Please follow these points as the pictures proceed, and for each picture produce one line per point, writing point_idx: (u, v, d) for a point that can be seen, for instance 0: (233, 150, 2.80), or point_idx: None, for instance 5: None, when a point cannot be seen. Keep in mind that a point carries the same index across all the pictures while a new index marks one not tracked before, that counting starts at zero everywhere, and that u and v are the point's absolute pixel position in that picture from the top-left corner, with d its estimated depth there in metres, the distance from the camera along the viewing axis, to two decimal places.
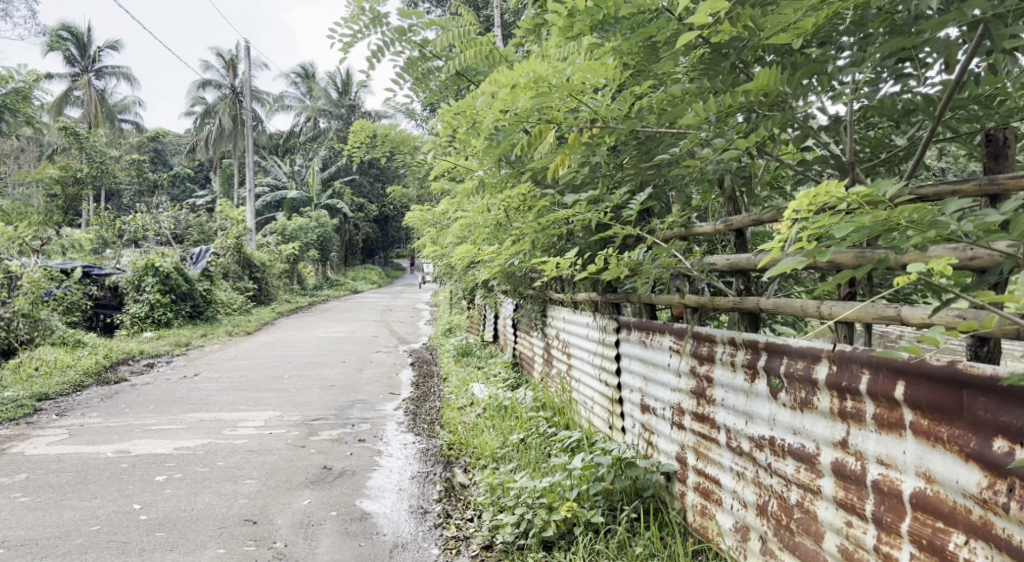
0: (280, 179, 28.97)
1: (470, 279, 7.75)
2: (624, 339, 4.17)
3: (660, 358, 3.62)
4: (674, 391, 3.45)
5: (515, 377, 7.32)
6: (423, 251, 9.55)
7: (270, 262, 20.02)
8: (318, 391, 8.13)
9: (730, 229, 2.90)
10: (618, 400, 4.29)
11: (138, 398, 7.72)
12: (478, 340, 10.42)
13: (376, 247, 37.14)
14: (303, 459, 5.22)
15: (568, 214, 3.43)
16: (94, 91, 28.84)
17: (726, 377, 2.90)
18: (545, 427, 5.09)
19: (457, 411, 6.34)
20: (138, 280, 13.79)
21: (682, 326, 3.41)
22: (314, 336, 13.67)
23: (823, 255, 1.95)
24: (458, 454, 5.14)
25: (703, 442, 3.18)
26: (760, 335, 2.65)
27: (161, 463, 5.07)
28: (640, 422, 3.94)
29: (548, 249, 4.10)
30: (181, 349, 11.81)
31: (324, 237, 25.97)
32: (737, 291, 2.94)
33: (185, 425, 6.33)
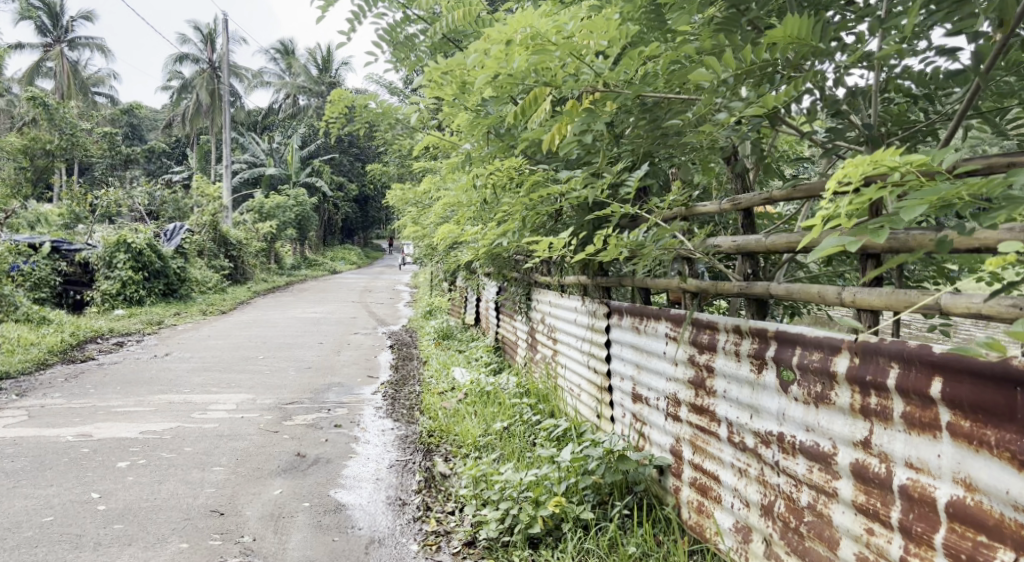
0: (258, 156, 28.45)
1: (452, 260, 7.53)
2: (614, 325, 3.97)
3: (655, 345, 3.42)
4: (669, 381, 3.26)
5: (497, 362, 7.12)
6: (404, 230, 9.31)
7: (246, 241, 19.64)
8: (293, 373, 7.89)
9: (737, 210, 2.69)
10: (607, 388, 4.10)
11: (105, 378, 7.43)
12: (459, 323, 10.21)
13: (354, 227, 36.73)
14: (276, 445, 4.99)
15: (564, 189, 3.20)
16: (67, 62, 28.14)
17: (728, 367, 2.71)
18: (530, 414, 4.90)
19: (438, 396, 6.13)
20: (109, 256, 13.42)
21: (679, 312, 3.21)
22: (291, 316, 13.40)
23: (879, 236, 1.76)
24: (439, 442, 4.93)
25: (700, 435, 2.99)
26: (769, 323, 2.46)
27: (124, 448, 4.82)
28: (630, 411, 3.75)
29: (540, 226, 3.87)
30: (153, 328, 11.50)
31: (301, 216, 25.58)
32: (742, 275, 2.75)
33: (151, 408, 6.06)
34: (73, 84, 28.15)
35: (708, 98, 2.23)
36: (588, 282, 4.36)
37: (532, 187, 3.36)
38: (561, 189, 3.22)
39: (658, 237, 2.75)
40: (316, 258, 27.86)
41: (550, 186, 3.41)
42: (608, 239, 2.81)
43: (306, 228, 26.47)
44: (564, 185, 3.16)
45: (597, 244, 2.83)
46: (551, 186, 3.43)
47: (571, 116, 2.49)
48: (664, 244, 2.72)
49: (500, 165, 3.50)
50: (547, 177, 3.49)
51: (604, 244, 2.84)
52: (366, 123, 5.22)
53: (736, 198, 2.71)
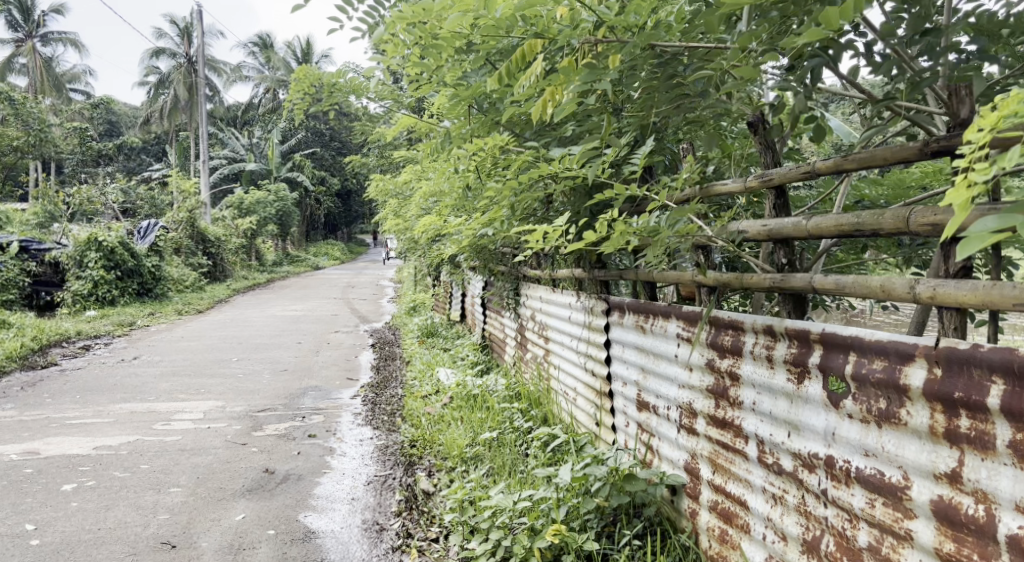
0: (237, 151, 27.77)
1: (436, 253, 7.10)
2: (615, 324, 3.55)
3: (664, 346, 3.01)
4: (682, 388, 2.85)
5: (485, 361, 6.71)
6: (386, 224, 8.84)
7: (225, 237, 19.05)
8: (268, 376, 7.42)
9: (769, 188, 2.27)
10: (607, 393, 3.69)
11: (64, 386, 6.94)
12: (443, 320, 9.77)
13: (337, 222, 36.15)
14: (243, 460, 4.54)
15: (550, 169, 2.74)
16: (39, 57, 27.43)
17: (758, 374, 2.31)
18: (521, 422, 4.49)
19: (421, 400, 5.70)
20: (80, 255, 12.87)
21: (693, 309, 2.81)
22: (270, 314, 12.91)
23: None
24: (422, 454, 4.49)
25: (721, 453, 2.58)
26: (812, 324, 2.06)
27: (73, 467, 4.35)
28: (635, 420, 3.35)
29: (529, 211, 3.43)
30: (124, 329, 10.99)
31: (282, 211, 25.01)
32: (776, 266, 2.31)
33: (109, 419, 5.59)
34: (46, 79, 27.48)
35: (743, 38, 1.81)
36: (583, 274, 3.94)
37: (517, 166, 2.92)
38: (549, 170, 2.77)
39: (674, 220, 2.31)
40: (299, 254, 27.31)
41: (541, 166, 2.96)
42: (608, 228, 2.38)
43: (287, 224, 25.91)
44: (548, 165, 2.71)
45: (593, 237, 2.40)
46: (541, 165, 2.97)
47: (566, 76, 2.07)
48: (683, 230, 2.29)
49: (479, 144, 3.04)
50: (537, 155, 3.03)
51: (604, 234, 2.40)
52: (338, 105, 4.79)
53: (766, 173, 2.29)
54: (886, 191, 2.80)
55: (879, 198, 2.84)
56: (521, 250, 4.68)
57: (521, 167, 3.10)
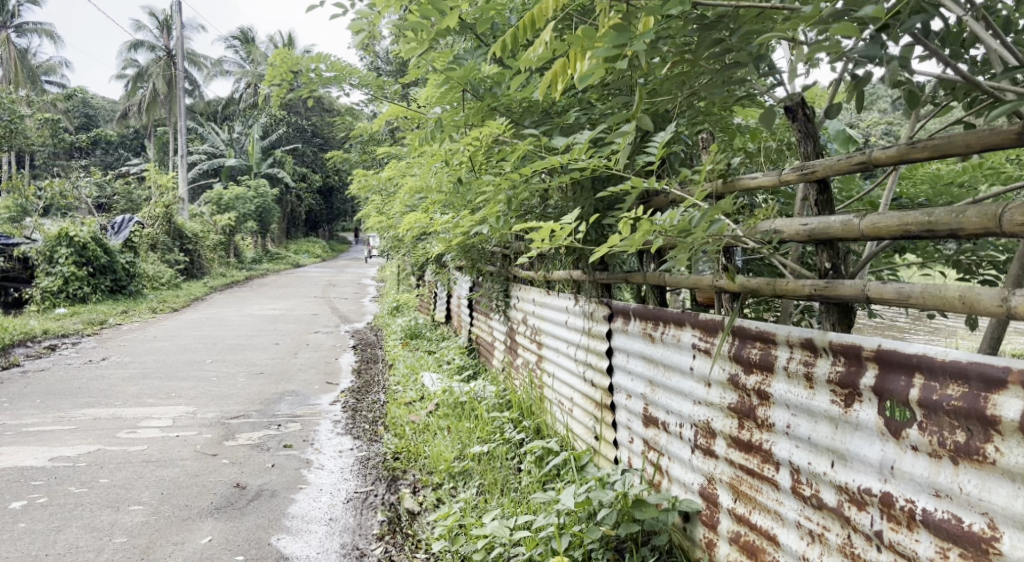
0: (217, 147, 27.24)
1: (421, 252, 6.80)
2: (619, 330, 3.27)
3: (676, 357, 2.73)
4: (697, 405, 2.57)
5: (472, 366, 6.41)
6: (369, 221, 8.51)
7: (202, 234, 18.59)
8: (243, 379, 7.07)
9: (809, 181, 2.03)
10: (608, 406, 3.41)
11: (25, 389, 6.57)
12: (427, 321, 9.42)
13: (319, 219, 35.66)
14: (212, 473, 4.21)
15: (553, 160, 2.47)
16: (13, 48, 26.77)
17: (795, 395, 2.06)
18: (513, 433, 4.22)
19: (405, 407, 5.39)
20: (50, 251, 12.43)
21: (709, 316, 2.53)
22: (248, 313, 12.54)
23: None
24: (406, 468, 4.17)
25: (745, 479, 2.30)
26: (864, 338, 1.86)
27: (25, 481, 4.01)
28: (641, 436, 3.08)
29: (527, 207, 3.16)
30: (94, 328, 10.59)
31: (262, 207, 24.50)
32: (819, 272, 2.05)
33: (70, 426, 5.23)
34: (21, 71, 26.89)
35: None
36: (582, 276, 3.64)
37: (515, 156, 2.64)
38: (551, 161, 2.50)
39: (704, 219, 2.06)
40: (279, 252, 26.81)
41: (542, 157, 2.69)
42: (626, 225, 2.13)
43: (268, 220, 25.40)
44: (551, 155, 2.44)
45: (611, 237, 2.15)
46: (542, 155, 2.70)
47: None
48: (716, 228, 2.03)
49: (473, 131, 2.75)
50: (537, 144, 2.76)
51: (623, 234, 2.15)
52: (318, 95, 4.47)
53: (804, 164, 2.04)
54: (925, 188, 2.59)
55: (917, 196, 2.63)
56: (514, 248, 4.37)
57: (519, 159, 2.83)
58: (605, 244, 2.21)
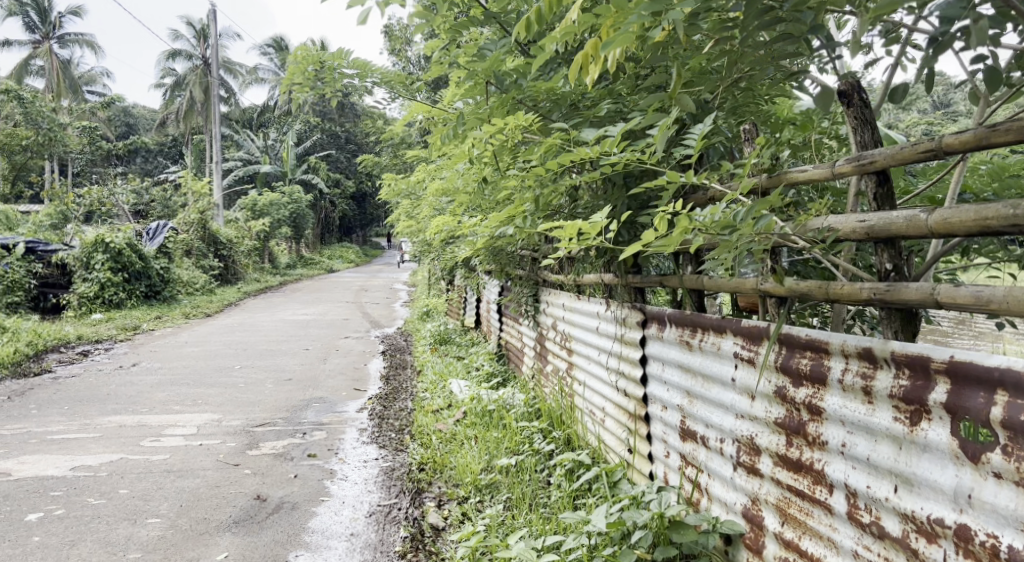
0: (253, 153, 27.43)
1: (449, 256, 6.68)
2: (653, 337, 3.09)
3: (716, 366, 2.54)
4: (739, 420, 2.39)
5: (501, 372, 6.24)
6: (398, 225, 8.41)
7: (237, 239, 18.68)
8: (271, 386, 6.98)
9: (865, 173, 1.88)
10: (642, 418, 3.23)
11: (54, 396, 6.54)
12: (457, 326, 9.26)
13: (352, 224, 35.79)
14: (233, 484, 4.09)
15: (581, 154, 2.31)
16: (56, 59, 27.24)
17: (852, 411, 1.92)
18: (542, 444, 4.05)
19: (432, 415, 5.24)
20: (87, 257, 12.53)
21: (749, 322, 2.35)
22: (280, 318, 12.51)
23: None
24: (431, 480, 4.02)
25: (794, 502, 2.13)
26: (936, 350, 1.74)
27: (44, 492, 3.93)
28: (678, 450, 2.89)
29: (554, 206, 3.00)
30: (128, 333, 10.62)
31: (296, 213, 24.62)
32: (878, 274, 1.88)
33: (94, 434, 5.16)
34: (63, 82, 27.44)
35: None
36: (614, 279, 3.46)
37: (540, 150, 2.47)
38: (579, 156, 2.34)
39: (751, 216, 1.91)
40: (313, 257, 26.92)
41: (570, 152, 2.52)
42: (663, 222, 1.97)
43: (302, 226, 25.51)
44: (580, 149, 2.28)
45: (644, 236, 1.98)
46: (570, 150, 2.53)
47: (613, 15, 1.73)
48: (764, 225, 1.88)
49: (496, 124, 2.58)
50: (565, 138, 2.60)
51: (659, 232, 1.99)
52: (340, 95, 4.34)
53: (860, 155, 1.89)
54: (990, 180, 2.35)
55: (983, 190, 2.39)
56: (543, 252, 4.21)
57: (545, 155, 2.67)
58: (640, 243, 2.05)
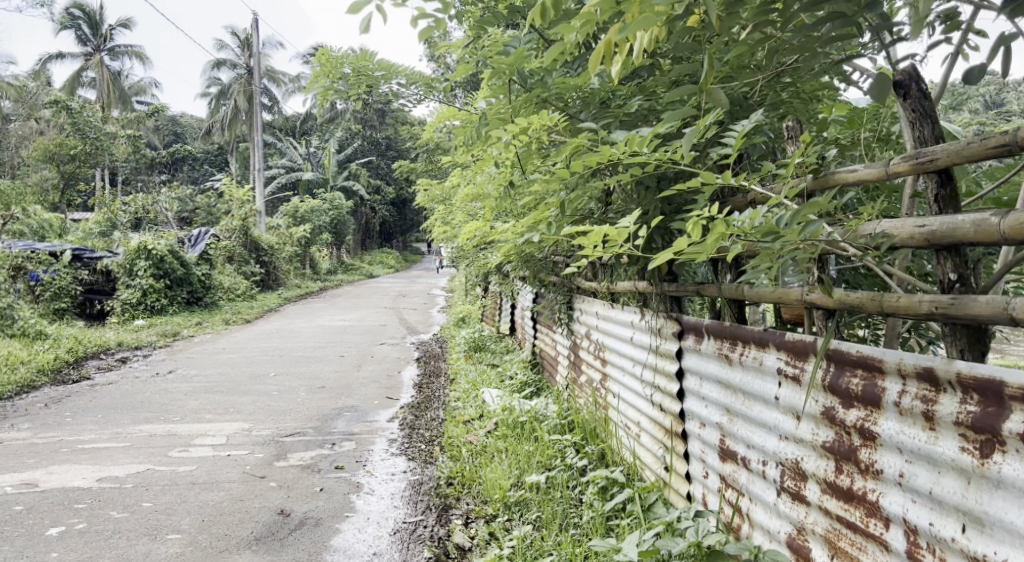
0: (295, 161, 27.68)
1: (483, 262, 6.55)
2: (690, 348, 2.90)
3: (758, 382, 2.36)
4: (782, 442, 2.21)
5: (535, 381, 6.09)
6: (433, 231, 8.30)
7: (278, 245, 18.82)
8: (304, 394, 6.91)
9: (924, 173, 1.68)
10: (679, 435, 3.05)
11: (89, 404, 6.54)
12: (492, 333, 9.13)
13: (392, 230, 35.97)
14: (257, 497, 4.00)
15: (606, 155, 2.15)
16: (107, 70, 27.82)
17: (910, 438, 1.76)
18: (575, 459, 3.89)
19: (463, 426, 5.11)
20: (130, 264, 12.67)
21: (792, 336, 2.18)
22: (318, 324, 12.51)
23: None
24: (458, 495, 3.89)
25: (843, 535, 1.95)
26: (1009, 373, 1.58)
27: (68, 504, 3.88)
28: (718, 472, 2.71)
29: (582, 211, 2.85)
30: (168, 340, 10.69)
31: (337, 220, 24.78)
32: (941, 287, 1.69)
33: (124, 444, 5.11)
34: (112, 92, 28.04)
35: None
36: (648, 287, 3.27)
37: (564, 151, 2.32)
38: (605, 157, 2.18)
39: (796, 220, 1.74)
40: (354, 263, 27.07)
41: (597, 153, 2.36)
42: (696, 229, 1.81)
43: (343, 232, 25.67)
44: (605, 149, 2.12)
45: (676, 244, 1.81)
46: (597, 151, 2.37)
47: None
48: (811, 231, 1.70)
49: (518, 124, 2.43)
50: (591, 138, 2.44)
51: (693, 239, 1.83)
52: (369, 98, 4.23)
53: (918, 152, 1.70)
54: None
55: None
56: (576, 258, 4.04)
57: (571, 157, 2.51)
58: (671, 252, 1.89)
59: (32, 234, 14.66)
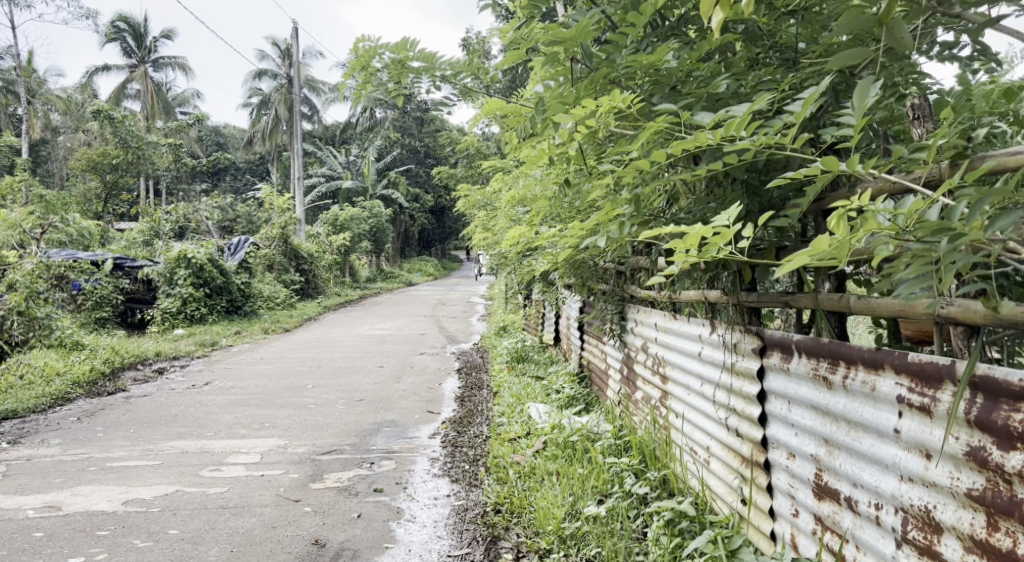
0: (335, 169, 27.64)
1: (527, 271, 6.24)
2: (773, 369, 2.57)
3: (868, 409, 2.07)
4: (906, 485, 1.96)
5: (583, 396, 5.74)
6: (474, 237, 8.01)
7: (318, 254, 18.70)
8: (342, 407, 6.64)
9: None
10: (760, 466, 2.69)
11: (122, 417, 6.34)
12: (535, 343, 8.80)
13: (431, 237, 35.85)
14: (291, 523, 3.72)
15: (695, 141, 1.87)
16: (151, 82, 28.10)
17: None
18: (633, 485, 3.54)
19: (509, 444, 4.78)
20: (170, 273, 12.60)
21: (914, 356, 1.91)
22: (357, 334, 12.27)
23: None
24: (508, 525, 3.57)
25: None
26: None
27: (91, 530, 3.63)
28: (809, 510, 2.37)
29: (652, 211, 2.55)
30: (206, 349, 10.53)
31: (376, 227, 24.66)
32: None
33: (154, 462, 4.87)
34: (156, 103, 28.35)
35: None
36: (720, 296, 2.91)
37: (642, 137, 2.01)
38: (694, 144, 1.89)
39: (976, 215, 1.57)
40: (393, 271, 26.92)
41: (680, 137, 2.04)
42: (842, 225, 1.64)
43: (382, 241, 25.55)
44: (697, 133, 1.83)
45: (820, 243, 1.62)
46: (681, 135, 2.06)
47: None
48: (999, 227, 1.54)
49: (587, 105, 2.10)
50: (671, 121, 2.15)
51: (836, 237, 1.65)
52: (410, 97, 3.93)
53: None
54: None
55: None
56: (634, 264, 3.70)
57: (646, 146, 2.22)
58: (808, 255, 1.67)
59: (75, 243, 14.69)
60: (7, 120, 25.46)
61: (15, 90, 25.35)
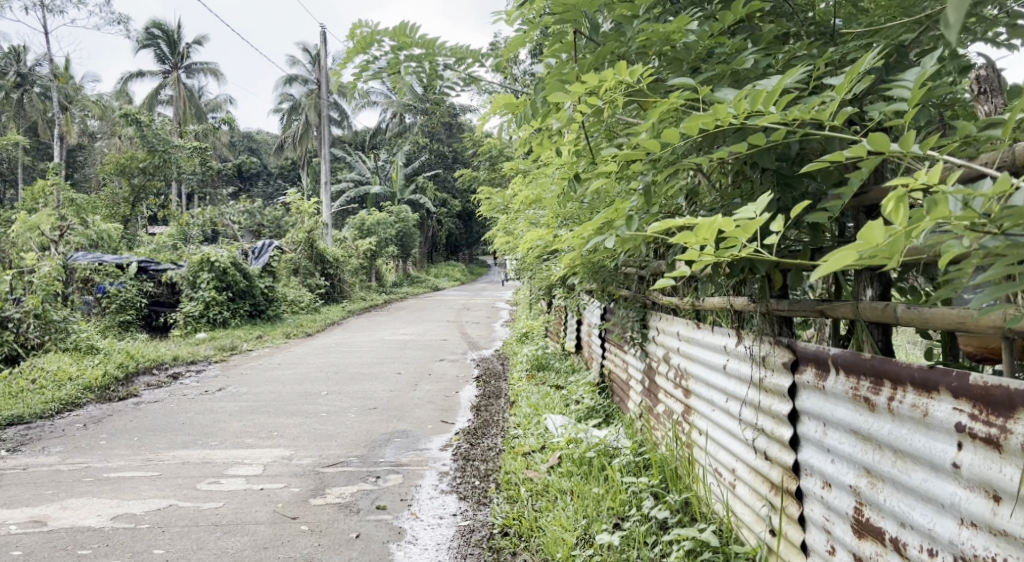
0: (364, 174, 27.55)
1: (547, 276, 5.97)
2: (806, 387, 2.27)
3: (918, 437, 1.78)
4: (969, 531, 1.67)
5: (603, 407, 5.45)
6: (495, 241, 7.75)
7: (343, 258, 18.56)
8: (354, 416, 6.41)
9: None
10: (789, 495, 2.40)
11: (129, 424, 6.16)
12: (558, 350, 8.52)
13: (459, 242, 35.71)
14: (284, 544, 3.48)
15: (715, 118, 1.61)
16: (183, 87, 28.24)
17: None
18: (650, 508, 3.26)
19: (522, 459, 4.51)
20: (193, 276, 12.50)
21: (976, 377, 1.62)
22: (379, 339, 12.06)
23: None
24: (515, 549, 3.30)
25: None
26: None
27: (72, 549, 3.42)
28: (847, 548, 2.08)
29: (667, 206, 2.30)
30: (224, 354, 10.38)
31: (403, 232, 24.54)
32: None
33: (152, 473, 4.66)
34: (188, 108, 28.52)
35: None
36: (747, 302, 2.64)
37: (652, 115, 1.75)
38: (713, 121, 1.63)
39: None
40: (419, 276, 26.77)
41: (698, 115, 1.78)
42: (902, 210, 1.34)
43: (409, 246, 25.41)
44: (716, 107, 1.58)
45: (876, 231, 1.32)
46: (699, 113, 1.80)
47: None
48: None
49: (589, 81, 1.83)
50: (689, 99, 1.89)
51: (894, 227, 1.35)
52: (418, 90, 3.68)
53: None
54: None
55: None
56: (654, 267, 3.43)
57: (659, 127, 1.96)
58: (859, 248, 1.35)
59: (100, 246, 14.66)
60: (42, 124, 25.69)
61: (51, 95, 25.61)
